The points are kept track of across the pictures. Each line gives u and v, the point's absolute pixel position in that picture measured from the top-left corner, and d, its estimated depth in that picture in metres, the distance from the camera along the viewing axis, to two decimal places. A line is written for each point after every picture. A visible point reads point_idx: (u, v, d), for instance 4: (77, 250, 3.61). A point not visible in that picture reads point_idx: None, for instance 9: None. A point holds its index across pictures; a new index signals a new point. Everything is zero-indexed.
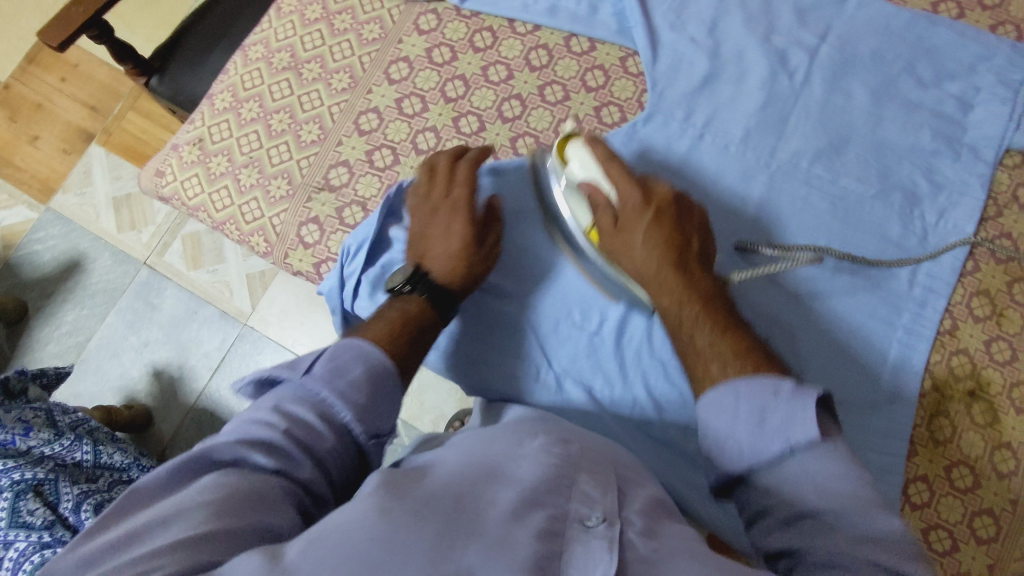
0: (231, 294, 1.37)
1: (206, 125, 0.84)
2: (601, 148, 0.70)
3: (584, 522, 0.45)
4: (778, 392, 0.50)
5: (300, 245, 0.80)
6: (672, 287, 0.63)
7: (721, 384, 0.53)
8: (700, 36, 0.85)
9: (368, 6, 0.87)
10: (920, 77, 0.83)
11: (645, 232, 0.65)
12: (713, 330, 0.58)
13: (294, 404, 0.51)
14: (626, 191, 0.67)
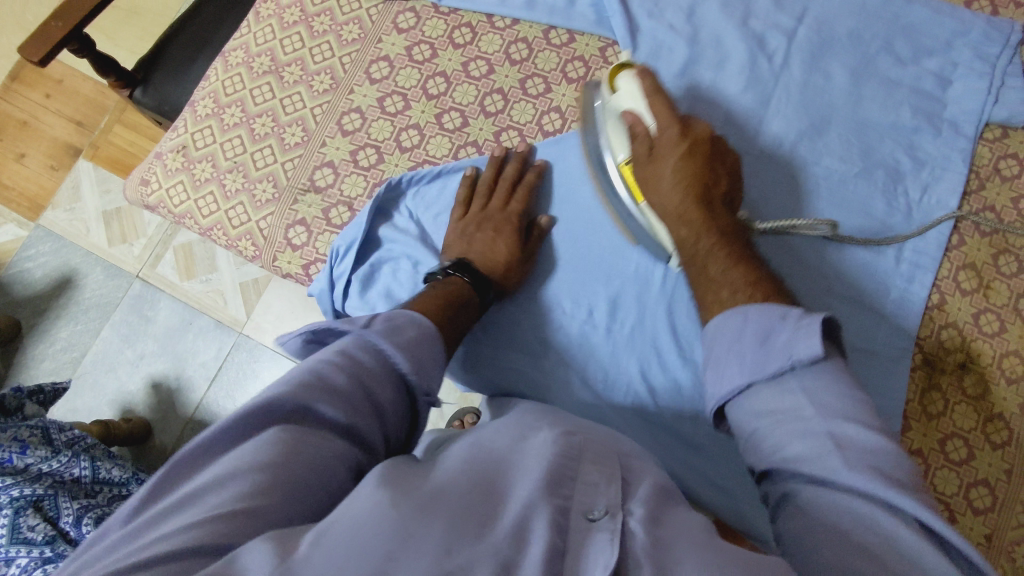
0: (226, 303, 1.36)
1: (189, 132, 0.84)
2: (650, 81, 0.69)
3: (588, 514, 0.44)
4: (784, 316, 0.53)
5: (288, 247, 0.80)
6: (692, 219, 0.65)
7: (733, 308, 0.57)
8: (678, 23, 0.85)
9: (347, 7, 0.87)
10: (897, 55, 0.84)
11: (675, 165, 0.66)
12: (727, 262, 0.62)
13: (357, 351, 0.54)
14: (664, 124, 0.67)
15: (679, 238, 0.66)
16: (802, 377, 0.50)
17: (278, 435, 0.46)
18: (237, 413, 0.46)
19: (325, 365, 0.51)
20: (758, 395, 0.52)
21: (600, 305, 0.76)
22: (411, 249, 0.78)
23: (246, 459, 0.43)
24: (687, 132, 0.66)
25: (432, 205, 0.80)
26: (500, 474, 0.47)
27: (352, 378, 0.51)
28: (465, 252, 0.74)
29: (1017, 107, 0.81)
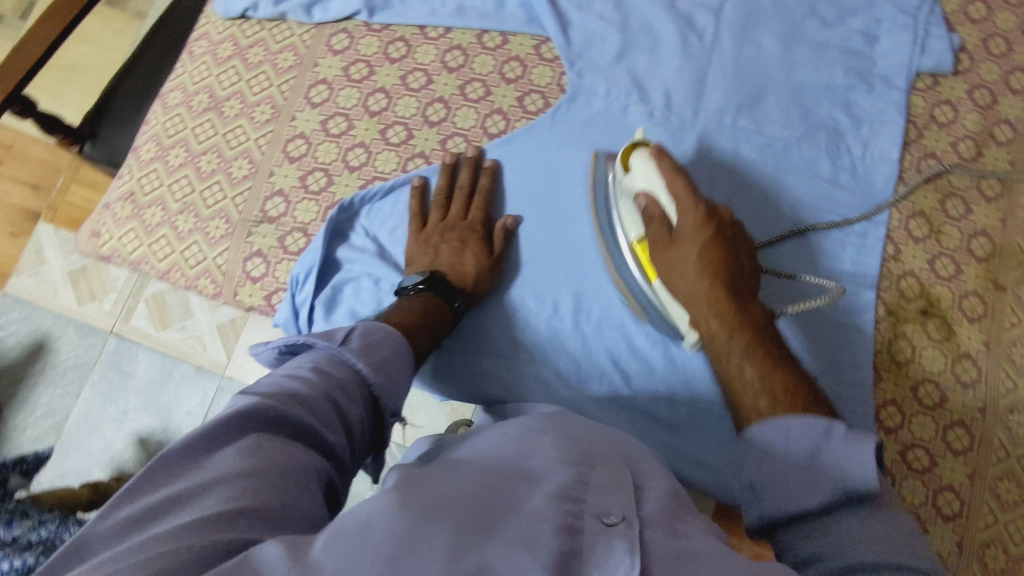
0: (206, 347, 1.32)
1: (136, 178, 0.83)
2: (667, 161, 0.68)
3: (603, 518, 0.43)
4: (831, 433, 0.49)
5: (248, 281, 0.80)
6: (722, 310, 0.62)
7: (773, 419, 0.52)
8: (608, 12, 0.86)
9: (280, 36, 0.87)
10: (823, 19, 0.86)
11: (699, 254, 0.63)
12: (763, 364, 0.58)
13: (331, 365, 0.56)
14: (685, 205, 0.65)
15: (709, 329, 0.63)
16: (856, 509, 0.47)
17: (260, 442, 0.46)
18: (221, 417, 0.46)
19: (301, 381, 0.52)
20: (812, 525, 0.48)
21: (564, 299, 0.77)
22: (370, 267, 0.78)
23: (235, 466, 0.43)
24: (709, 216, 0.64)
25: (388, 219, 0.80)
26: (513, 481, 0.47)
27: (322, 393, 0.53)
28: (433, 262, 0.75)
29: (942, 56, 0.83)
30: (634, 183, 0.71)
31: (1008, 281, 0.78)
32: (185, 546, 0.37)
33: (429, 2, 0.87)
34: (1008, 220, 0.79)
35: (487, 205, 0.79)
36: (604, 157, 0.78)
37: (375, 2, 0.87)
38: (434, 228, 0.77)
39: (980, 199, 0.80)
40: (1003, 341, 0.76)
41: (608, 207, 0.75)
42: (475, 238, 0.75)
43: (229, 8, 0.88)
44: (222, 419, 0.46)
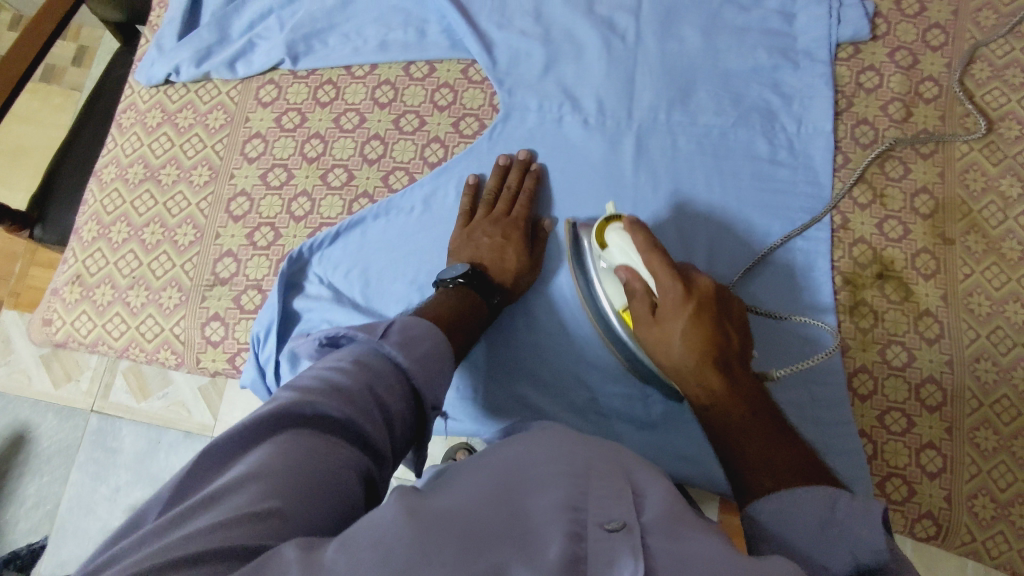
0: (190, 412, 1.30)
1: (80, 260, 0.82)
2: (642, 237, 0.67)
3: (604, 525, 0.42)
4: (836, 502, 0.50)
5: (208, 345, 0.79)
6: (714, 387, 0.61)
7: (781, 489, 0.53)
8: (529, 26, 0.87)
9: (207, 96, 0.87)
10: (739, 4, 0.87)
11: (685, 331, 0.63)
12: (763, 441, 0.57)
13: (373, 357, 0.59)
14: (664, 282, 0.65)
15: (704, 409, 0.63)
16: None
17: (296, 437, 0.48)
18: (260, 415, 0.49)
19: (340, 374, 0.55)
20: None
21: (537, 314, 0.80)
22: (329, 312, 0.77)
23: (271, 458, 0.46)
24: (691, 293, 0.64)
25: (341, 262, 0.80)
26: (518, 490, 0.46)
27: (361, 385, 0.55)
28: (475, 255, 0.76)
29: (859, 24, 0.85)
30: (613, 258, 0.70)
31: (955, 233, 0.79)
32: (221, 541, 0.38)
33: (351, 41, 0.87)
34: (946, 174, 0.81)
35: (530, 201, 0.80)
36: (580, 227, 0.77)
37: (297, 49, 0.87)
38: (479, 223, 0.78)
39: (916, 157, 0.81)
40: (960, 292, 0.77)
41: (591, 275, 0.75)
42: (517, 234, 0.77)
43: (151, 76, 0.87)
44: (264, 416, 0.49)
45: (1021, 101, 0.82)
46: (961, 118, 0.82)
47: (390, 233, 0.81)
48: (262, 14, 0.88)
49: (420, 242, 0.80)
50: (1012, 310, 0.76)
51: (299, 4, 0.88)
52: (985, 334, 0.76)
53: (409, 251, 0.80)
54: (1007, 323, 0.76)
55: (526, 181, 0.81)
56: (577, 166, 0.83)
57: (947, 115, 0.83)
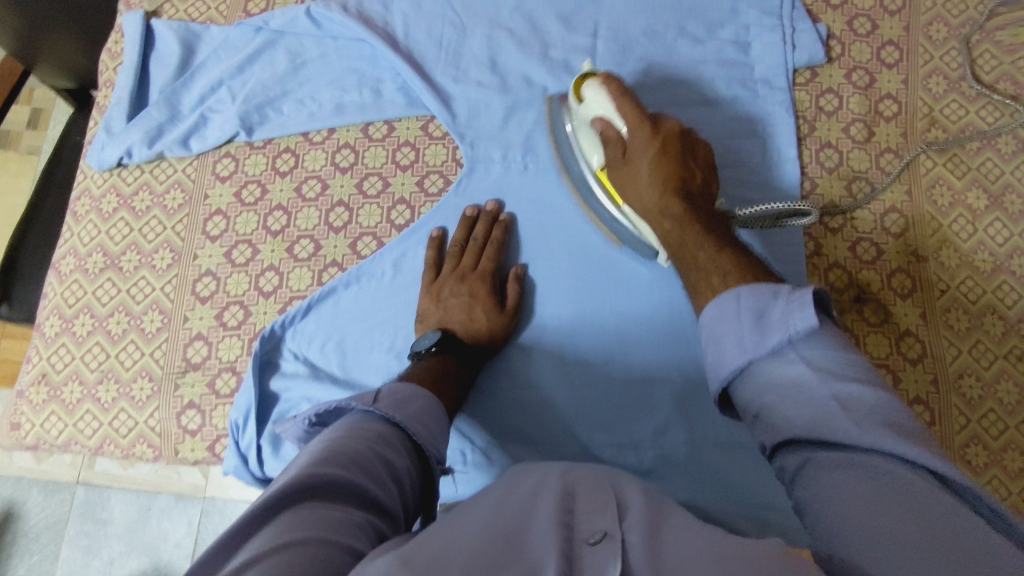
0: (180, 474, 1.27)
1: (45, 357, 0.80)
2: (615, 85, 0.72)
3: (587, 539, 0.43)
4: (777, 293, 0.52)
5: (186, 435, 0.77)
6: (674, 211, 0.67)
7: (725, 293, 0.56)
8: (486, 76, 0.86)
9: (163, 176, 0.85)
10: (693, 36, 0.86)
11: (649, 165, 0.69)
12: (712, 246, 0.63)
13: (367, 424, 0.58)
14: (634, 125, 0.70)
15: (666, 233, 0.68)
16: (800, 346, 0.50)
17: (299, 513, 0.46)
18: (260, 500, 0.46)
19: (338, 442, 0.54)
20: (763, 375, 0.51)
21: (519, 366, 0.78)
22: (308, 390, 0.76)
23: (275, 538, 0.43)
24: (656, 133, 0.70)
25: (315, 336, 0.78)
26: (515, 518, 0.46)
27: (366, 449, 0.55)
28: (444, 319, 0.76)
29: (813, 48, 0.85)
30: (588, 110, 0.75)
31: (928, 250, 0.79)
32: None
33: (306, 107, 0.86)
34: (913, 190, 0.81)
35: (498, 252, 0.79)
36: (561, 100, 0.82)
37: (251, 120, 0.85)
38: (449, 282, 0.78)
39: (882, 176, 0.82)
40: (938, 309, 0.77)
41: (570, 141, 0.80)
42: (485, 291, 0.76)
43: (102, 159, 0.85)
44: (265, 498, 0.47)
45: (979, 112, 0.82)
46: (923, 134, 0.83)
47: (362, 301, 0.79)
48: (213, 87, 0.86)
49: (395, 309, 0.79)
50: (990, 323, 0.76)
51: (250, 74, 0.86)
52: (966, 348, 0.76)
53: (384, 319, 0.79)
54: (987, 336, 0.76)
55: (494, 231, 0.80)
56: (548, 215, 0.82)
57: (910, 131, 0.83)
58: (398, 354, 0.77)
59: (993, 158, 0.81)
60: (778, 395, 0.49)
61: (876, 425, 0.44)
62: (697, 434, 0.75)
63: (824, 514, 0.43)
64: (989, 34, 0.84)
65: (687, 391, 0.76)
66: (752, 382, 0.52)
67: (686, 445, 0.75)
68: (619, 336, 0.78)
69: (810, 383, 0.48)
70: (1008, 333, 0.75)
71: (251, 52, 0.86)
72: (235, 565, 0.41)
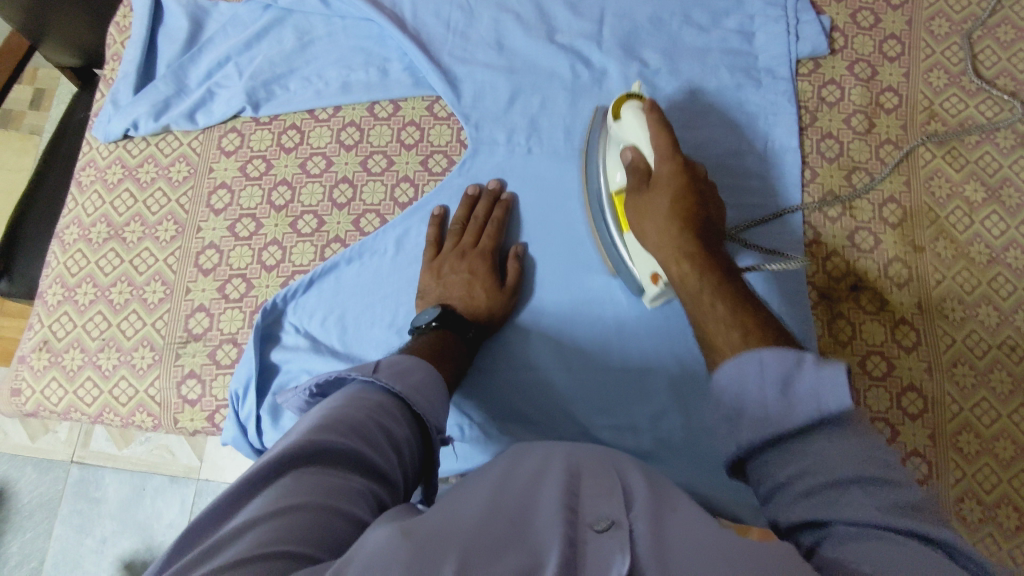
0: (176, 454, 1.27)
1: (47, 325, 0.80)
2: (656, 114, 0.70)
3: (593, 526, 0.42)
4: (802, 362, 0.47)
5: (185, 405, 0.77)
6: (690, 251, 0.63)
7: (745, 351, 0.49)
8: (492, 59, 0.86)
9: (168, 148, 0.85)
10: (698, 25, 0.87)
11: (669, 201, 0.66)
12: (732, 299, 0.57)
13: (366, 393, 0.59)
14: (663, 154, 0.68)
15: (678, 274, 0.63)
16: (830, 431, 0.44)
17: (297, 479, 0.47)
18: (262, 462, 0.47)
19: (339, 410, 0.55)
20: (784, 455, 0.45)
21: (518, 346, 0.79)
22: (308, 363, 0.76)
23: (274, 504, 0.44)
24: (686, 168, 0.67)
25: (316, 310, 0.79)
26: (519, 493, 0.47)
27: (365, 416, 0.55)
28: (444, 296, 0.76)
29: (816, 39, 0.86)
30: (624, 132, 0.73)
31: (925, 241, 0.80)
32: None
33: (313, 85, 0.86)
34: (912, 182, 0.82)
35: (499, 231, 0.79)
36: (603, 120, 0.80)
37: (258, 96, 0.86)
38: (449, 259, 0.78)
39: (882, 167, 0.83)
40: (933, 299, 0.78)
41: (599, 162, 0.78)
42: (484, 268, 0.77)
43: (107, 131, 0.86)
44: (266, 462, 0.47)
45: (978, 107, 0.83)
46: (923, 126, 0.83)
47: (364, 277, 0.80)
48: (220, 62, 0.87)
49: (395, 284, 0.80)
50: (985, 313, 0.77)
51: (257, 50, 0.87)
52: (960, 337, 0.76)
53: (384, 295, 0.79)
54: (981, 326, 0.77)
55: (496, 210, 0.80)
56: (550, 198, 0.82)
57: (910, 124, 0.84)
58: (398, 329, 0.78)
59: (992, 151, 0.82)
60: (804, 477, 0.43)
61: (906, 514, 0.40)
62: (692, 418, 0.76)
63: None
64: (990, 30, 0.85)
65: (683, 375, 0.77)
66: (772, 459, 0.46)
67: (682, 428, 0.76)
68: (618, 319, 0.78)
69: (841, 469, 0.42)
70: (1002, 324, 0.76)
71: (259, 29, 0.86)
72: (234, 527, 0.42)
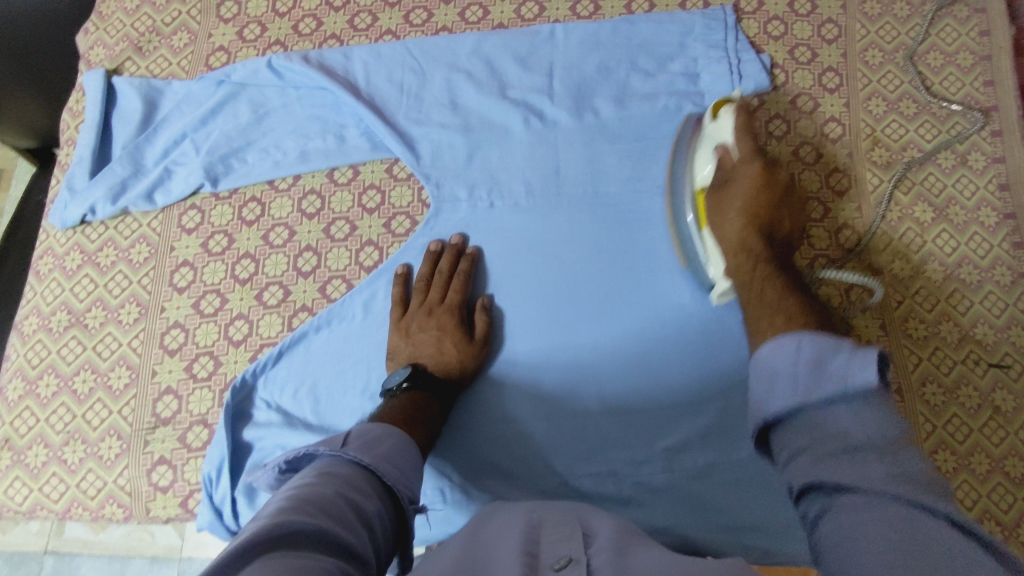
0: (154, 536, 1.22)
1: (8, 421, 0.78)
2: (747, 119, 0.73)
3: (553, 566, 0.46)
4: (839, 347, 0.53)
5: (157, 492, 0.75)
6: (752, 249, 0.69)
7: (784, 334, 0.56)
8: (447, 117, 0.88)
9: (128, 230, 0.85)
10: (644, 70, 0.89)
11: (747, 197, 0.70)
12: (781, 291, 0.65)
13: (335, 466, 0.58)
14: (748, 157, 0.71)
15: (735, 265, 0.70)
16: (853, 406, 0.50)
17: (265, 563, 0.44)
18: (231, 547, 0.45)
19: (306, 491, 0.53)
20: (809, 415, 0.52)
21: (495, 399, 0.78)
22: (281, 437, 0.75)
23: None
24: (769, 170, 0.71)
25: (287, 383, 0.78)
26: (479, 547, 0.50)
27: (331, 494, 0.54)
28: (414, 356, 0.76)
29: (759, 77, 0.88)
30: (716, 132, 0.75)
31: (882, 263, 0.82)
32: None
33: (270, 155, 0.87)
34: (863, 207, 0.84)
35: (464, 287, 0.79)
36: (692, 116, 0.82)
37: (216, 170, 0.86)
38: (417, 318, 0.78)
39: (833, 195, 0.85)
40: (896, 319, 0.80)
41: (682, 156, 0.80)
42: (453, 324, 0.77)
43: (65, 218, 0.85)
44: (234, 549, 0.45)
45: (918, 130, 0.87)
46: (868, 153, 0.86)
47: (333, 344, 0.79)
48: (176, 140, 0.87)
49: (366, 348, 0.79)
50: (946, 329, 0.79)
51: (213, 125, 0.87)
52: (925, 355, 0.78)
53: (355, 361, 0.78)
54: (944, 342, 0.78)
55: (460, 264, 0.81)
56: (514, 249, 0.83)
57: (855, 152, 0.87)
58: (369, 393, 0.76)
59: (935, 173, 0.85)
60: (818, 445, 0.50)
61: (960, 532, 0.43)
62: (675, 461, 0.76)
63: (848, 549, 0.44)
64: (920, 58, 0.89)
65: (660, 417, 0.77)
66: (795, 420, 0.53)
67: (664, 472, 0.76)
68: (590, 364, 0.78)
69: (855, 432, 0.49)
70: (964, 338, 0.78)
71: (214, 105, 0.87)
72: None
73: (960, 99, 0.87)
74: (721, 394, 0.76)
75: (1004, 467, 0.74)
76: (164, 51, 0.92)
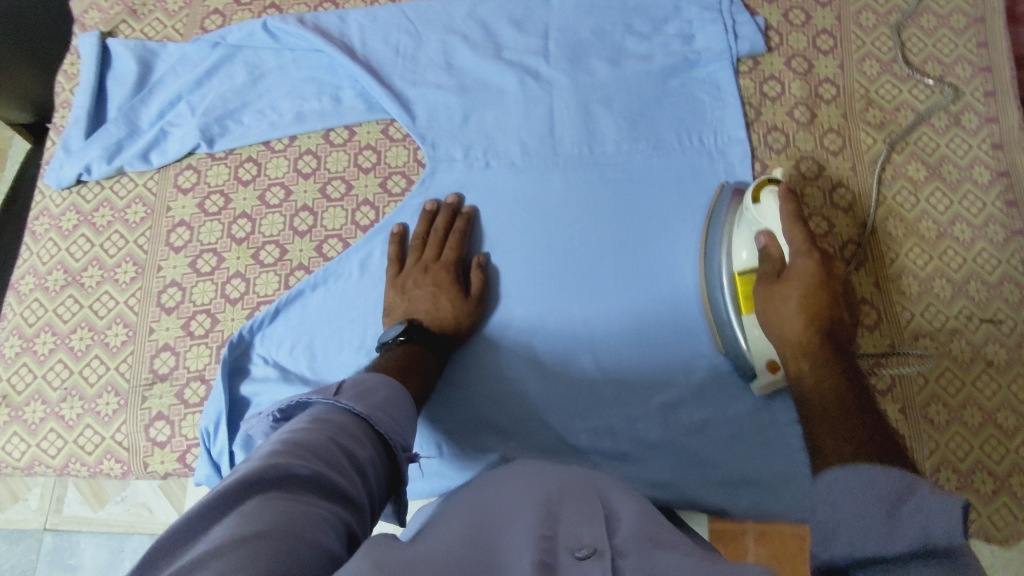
0: (153, 510, 1.22)
1: (6, 378, 0.79)
2: (792, 206, 0.67)
3: (574, 552, 0.45)
4: (916, 488, 0.40)
5: (155, 447, 0.76)
6: (814, 353, 0.60)
7: (850, 465, 0.44)
8: (443, 79, 0.88)
9: (124, 191, 0.85)
10: (639, 32, 0.89)
11: (800, 297, 0.62)
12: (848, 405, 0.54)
13: (331, 412, 0.58)
14: (797, 250, 0.65)
15: (796, 367, 0.62)
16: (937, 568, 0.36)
17: (264, 502, 0.45)
18: (226, 485, 0.45)
19: (302, 434, 0.53)
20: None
21: (491, 356, 0.79)
22: (277, 393, 0.75)
23: (240, 527, 0.42)
24: (824, 267, 0.63)
25: (284, 339, 0.78)
26: (495, 519, 0.49)
27: (325, 439, 0.54)
28: (410, 311, 0.76)
29: (754, 38, 0.88)
30: (758, 216, 0.71)
31: (876, 222, 0.82)
32: None
33: (267, 117, 0.87)
34: (858, 166, 0.85)
35: (461, 246, 0.79)
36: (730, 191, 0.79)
37: (212, 132, 0.86)
38: (414, 274, 0.78)
39: (827, 155, 0.85)
40: (889, 277, 0.80)
41: (719, 228, 0.77)
42: (448, 279, 0.77)
43: (60, 178, 0.85)
44: (237, 483, 0.46)
45: (911, 91, 0.87)
46: (862, 115, 0.87)
47: (330, 301, 0.79)
48: (171, 102, 0.87)
49: (362, 305, 0.79)
50: (940, 287, 0.79)
51: (208, 87, 0.87)
52: (917, 311, 0.79)
53: (352, 318, 0.79)
54: (937, 299, 0.79)
55: (456, 222, 0.81)
56: (510, 208, 0.83)
57: (850, 113, 0.87)
58: (365, 349, 0.77)
59: (929, 133, 0.85)
60: None
61: None
62: (670, 418, 0.76)
63: None
64: (914, 20, 0.90)
65: (654, 373, 0.77)
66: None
67: (660, 426, 0.76)
68: (585, 323, 0.79)
69: None
70: (957, 295, 0.79)
71: (210, 67, 0.87)
72: (202, 551, 0.40)
73: (953, 60, 0.87)
74: (715, 349, 0.77)
75: (996, 420, 0.75)
76: (159, 14, 0.92)
